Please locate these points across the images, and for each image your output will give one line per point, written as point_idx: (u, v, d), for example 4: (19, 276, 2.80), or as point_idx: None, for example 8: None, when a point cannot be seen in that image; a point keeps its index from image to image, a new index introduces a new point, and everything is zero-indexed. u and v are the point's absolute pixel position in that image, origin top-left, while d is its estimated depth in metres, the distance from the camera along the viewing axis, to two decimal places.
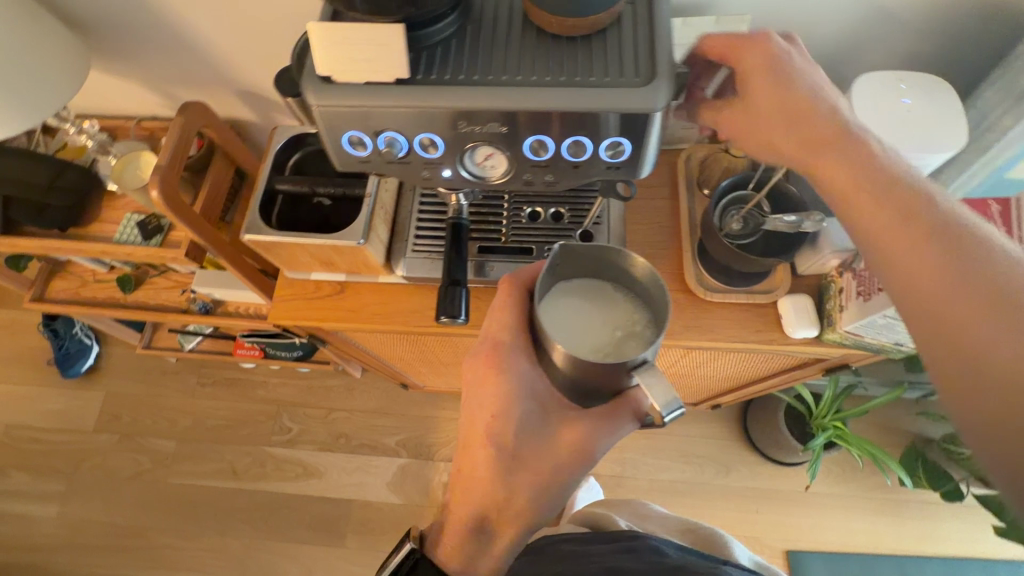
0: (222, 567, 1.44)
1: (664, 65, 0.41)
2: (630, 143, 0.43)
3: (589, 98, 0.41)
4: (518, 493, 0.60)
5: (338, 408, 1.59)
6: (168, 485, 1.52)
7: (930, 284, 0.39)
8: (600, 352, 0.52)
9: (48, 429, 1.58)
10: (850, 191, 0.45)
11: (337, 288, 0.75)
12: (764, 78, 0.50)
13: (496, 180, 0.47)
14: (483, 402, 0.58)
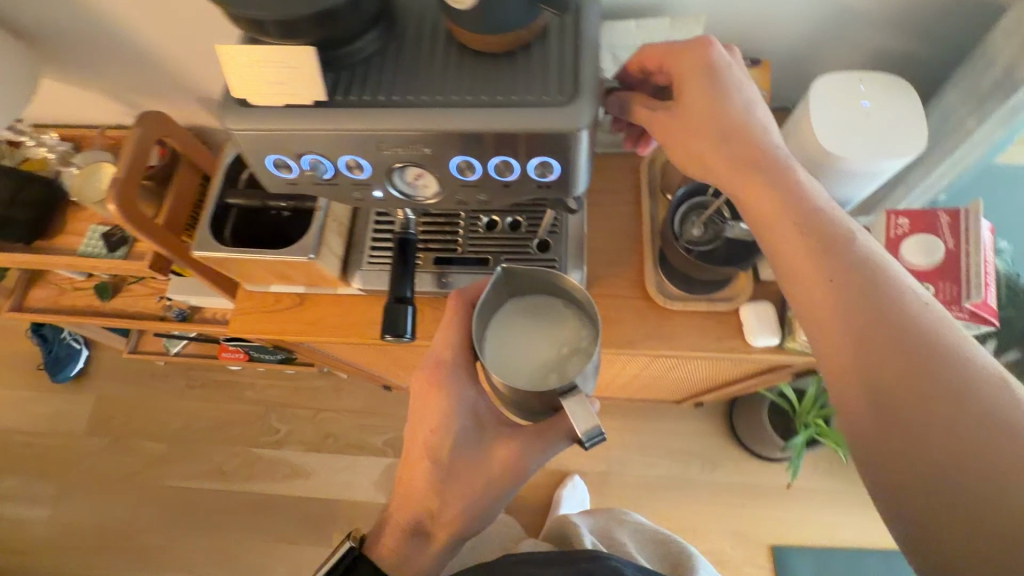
0: (213, 566, 1.46)
1: (588, 83, 0.40)
2: (557, 162, 0.42)
3: (510, 119, 0.39)
4: (450, 504, 0.60)
5: (325, 408, 1.59)
6: (158, 486, 1.53)
7: (838, 321, 0.43)
8: (543, 377, 0.54)
9: (40, 433, 1.60)
10: (773, 222, 0.47)
11: (296, 301, 0.74)
12: (699, 86, 0.50)
13: (428, 200, 0.46)
14: (422, 417, 0.59)
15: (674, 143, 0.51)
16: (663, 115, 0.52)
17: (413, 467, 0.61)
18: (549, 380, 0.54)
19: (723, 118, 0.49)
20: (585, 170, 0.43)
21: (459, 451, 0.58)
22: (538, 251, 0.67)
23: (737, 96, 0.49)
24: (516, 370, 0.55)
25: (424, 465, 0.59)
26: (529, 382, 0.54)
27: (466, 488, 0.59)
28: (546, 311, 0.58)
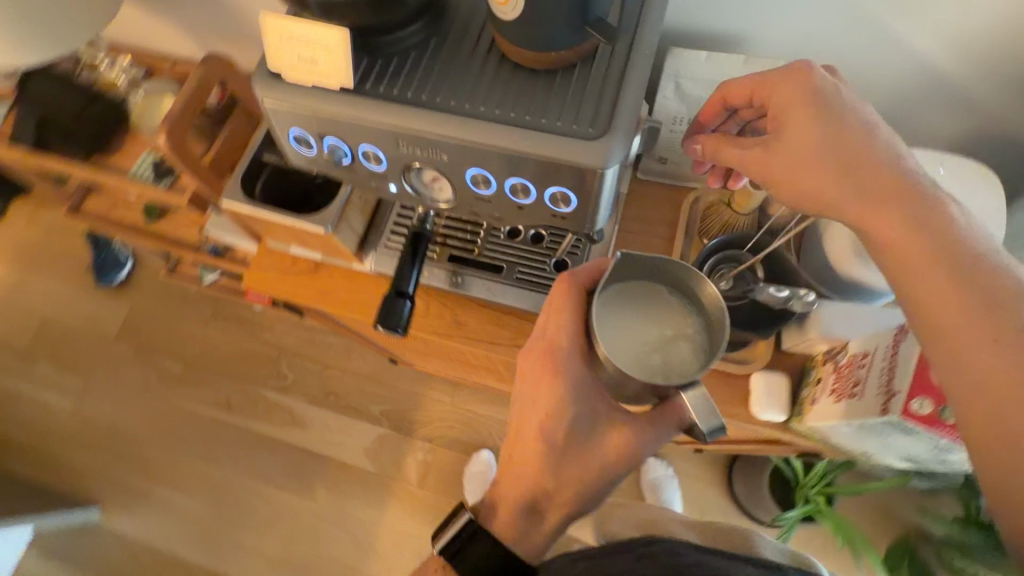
0: (201, 489, 1.53)
1: (623, 122, 0.37)
2: (575, 197, 0.39)
3: (533, 142, 0.37)
4: (565, 486, 0.59)
5: (334, 366, 1.63)
6: (168, 403, 1.62)
7: (1018, 394, 0.35)
8: (657, 369, 0.51)
9: (77, 329, 1.71)
10: (920, 276, 0.40)
11: (312, 267, 0.75)
12: (806, 114, 0.46)
13: (444, 205, 0.45)
14: (536, 403, 0.58)
15: (772, 179, 0.47)
16: (761, 148, 0.48)
17: (524, 451, 0.60)
18: (663, 372, 0.51)
19: (838, 150, 0.44)
20: (602, 211, 0.40)
21: (574, 438, 0.58)
22: (554, 270, 0.65)
23: (856, 124, 0.44)
24: (624, 353, 0.52)
25: (539, 450, 0.58)
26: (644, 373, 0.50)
27: (578, 471, 0.59)
28: (648, 299, 0.55)
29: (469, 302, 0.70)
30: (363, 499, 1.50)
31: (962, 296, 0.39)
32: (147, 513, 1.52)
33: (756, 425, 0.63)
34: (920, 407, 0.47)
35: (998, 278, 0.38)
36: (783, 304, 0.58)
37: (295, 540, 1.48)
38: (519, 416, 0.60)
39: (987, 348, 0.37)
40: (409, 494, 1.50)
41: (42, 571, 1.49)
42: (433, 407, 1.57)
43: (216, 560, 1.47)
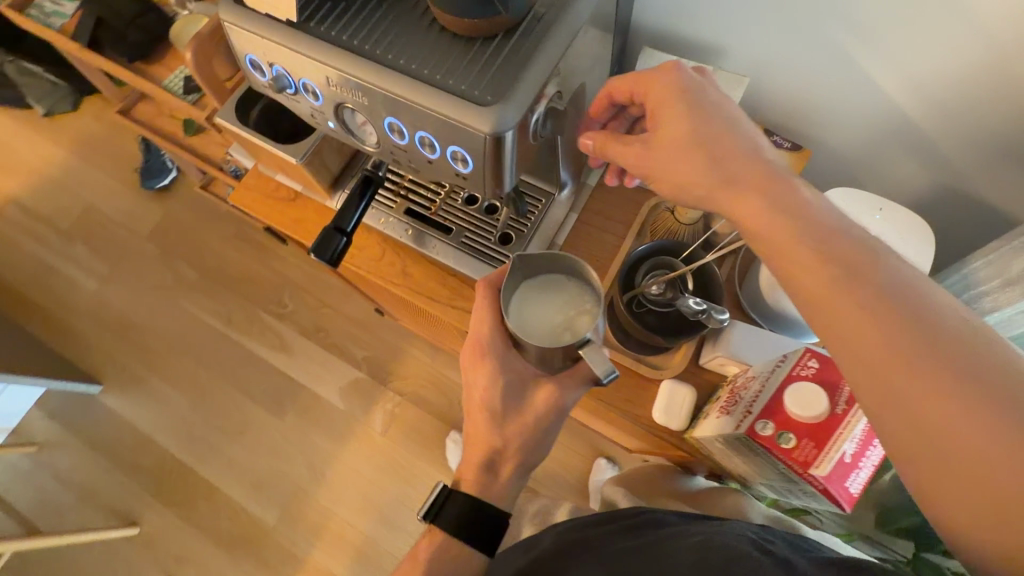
0: (188, 388, 1.66)
1: (517, 96, 0.40)
2: (471, 159, 0.42)
3: (432, 98, 0.40)
4: (515, 446, 0.62)
5: (330, 305, 1.72)
6: (178, 305, 1.75)
7: (899, 374, 0.34)
8: (565, 334, 0.56)
9: (115, 222, 1.86)
10: (802, 268, 0.39)
11: (292, 196, 0.81)
12: (672, 104, 0.47)
13: (370, 147, 0.49)
14: (470, 377, 0.61)
15: (652, 171, 0.49)
16: (640, 144, 0.50)
17: (474, 429, 0.62)
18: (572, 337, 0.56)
19: (698, 138, 0.46)
20: (500, 177, 0.44)
21: (508, 406, 0.60)
22: (499, 242, 0.69)
23: (718, 116, 0.46)
24: (537, 338, 0.57)
25: (481, 421, 0.61)
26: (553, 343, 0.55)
27: (522, 431, 0.61)
28: (545, 283, 0.60)
29: (420, 257, 0.74)
30: (328, 433, 1.59)
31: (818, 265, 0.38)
32: (139, 398, 1.66)
33: (655, 430, 0.65)
34: (764, 428, 0.46)
35: (861, 252, 0.38)
36: (697, 317, 0.59)
37: (259, 454, 1.59)
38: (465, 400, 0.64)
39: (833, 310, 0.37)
40: (370, 439, 1.58)
41: (41, 427, 1.65)
42: (410, 363, 1.64)
43: (187, 455, 1.60)
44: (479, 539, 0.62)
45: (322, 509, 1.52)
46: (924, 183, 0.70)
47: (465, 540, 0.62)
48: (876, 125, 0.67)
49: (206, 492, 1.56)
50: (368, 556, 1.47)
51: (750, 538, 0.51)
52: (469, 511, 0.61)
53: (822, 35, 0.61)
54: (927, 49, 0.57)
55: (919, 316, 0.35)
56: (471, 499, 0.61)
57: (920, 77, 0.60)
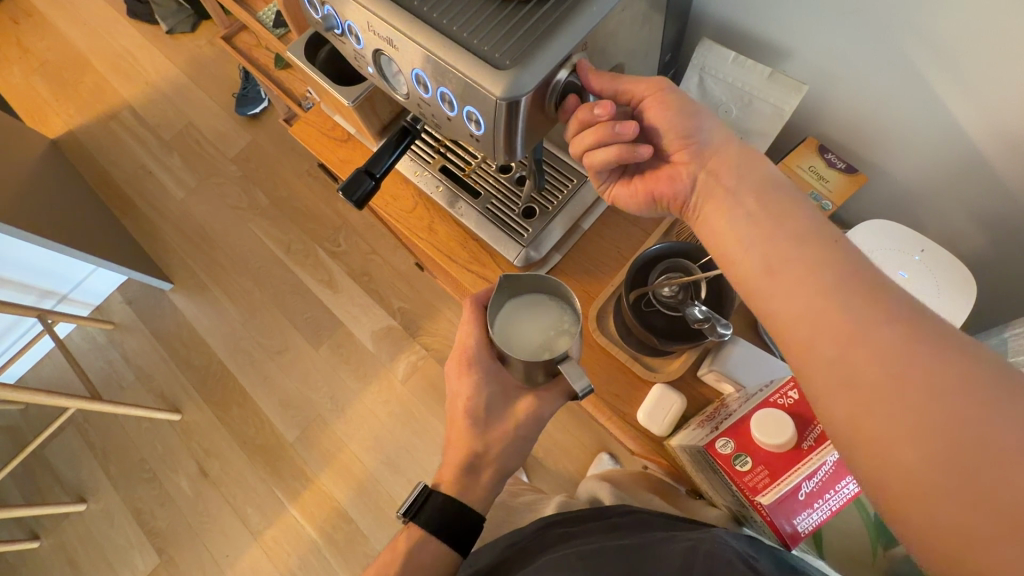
0: (242, 304, 1.81)
1: (533, 66, 0.42)
2: (482, 120, 0.45)
3: (454, 54, 0.43)
4: (494, 446, 0.63)
5: (379, 253, 1.80)
6: (247, 227, 1.90)
7: (844, 325, 0.38)
8: (546, 351, 0.57)
9: (208, 140, 2.03)
10: (773, 238, 0.44)
11: (344, 138, 0.86)
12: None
13: (401, 97, 0.53)
14: (456, 383, 0.63)
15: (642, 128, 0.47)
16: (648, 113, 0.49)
17: (456, 435, 0.64)
18: (552, 355, 0.57)
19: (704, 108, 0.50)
20: (510, 143, 0.46)
21: (492, 415, 0.63)
22: (522, 215, 0.70)
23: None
24: (519, 351, 0.58)
25: (462, 428, 0.63)
26: (533, 359, 0.57)
27: (499, 442, 0.63)
28: (530, 302, 0.61)
29: (446, 216, 0.76)
30: (354, 370, 1.69)
31: (785, 242, 0.43)
32: (201, 302, 1.84)
33: (635, 432, 0.64)
34: (723, 446, 0.48)
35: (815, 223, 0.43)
36: (698, 325, 0.57)
37: (291, 376, 1.72)
38: (450, 409, 0.66)
39: (804, 290, 0.40)
40: (390, 385, 1.66)
41: (118, 309, 1.87)
42: (442, 323, 1.69)
43: (231, 362, 1.76)
44: (454, 538, 0.63)
45: (336, 439, 1.63)
46: (983, 240, 0.63)
47: (443, 535, 0.63)
48: (940, 159, 0.61)
49: (240, 398, 1.72)
50: (368, 491, 1.57)
51: (735, 549, 0.46)
52: (450, 508, 0.63)
53: (898, 52, 0.55)
54: (1005, 82, 0.51)
55: (855, 273, 0.40)
56: (450, 497, 0.63)
57: (1003, 115, 0.53)
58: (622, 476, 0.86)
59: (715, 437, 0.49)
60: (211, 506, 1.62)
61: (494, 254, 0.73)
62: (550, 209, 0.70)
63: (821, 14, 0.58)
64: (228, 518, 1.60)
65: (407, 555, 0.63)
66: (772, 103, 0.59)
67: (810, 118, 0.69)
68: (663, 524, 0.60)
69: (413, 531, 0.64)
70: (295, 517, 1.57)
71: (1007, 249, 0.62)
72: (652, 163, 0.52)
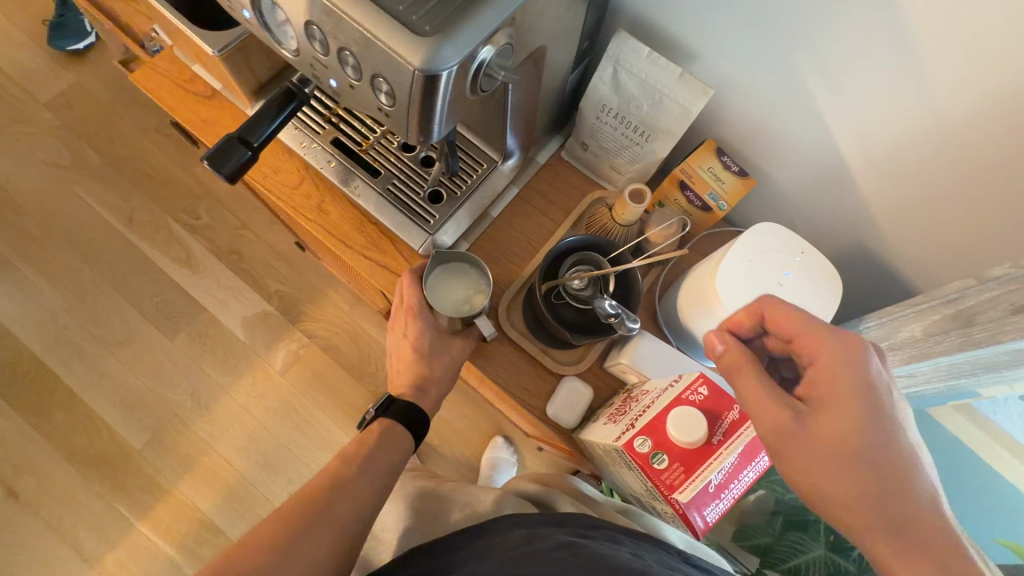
0: (67, 285, 1.51)
1: (459, 38, 0.37)
2: (395, 93, 0.39)
3: (359, 11, 0.37)
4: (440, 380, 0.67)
5: (251, 229, 1.60)
6: (73, 193, 1.58)
7: None
8: (464, 307, 0.62)
9: (13, 81, 1.65)
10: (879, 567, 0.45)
11: (206, 94, 0.71)
12: (850, 405, 0.46)
13: (289, 54, 0.44)
14: (399, 325, 0.66)
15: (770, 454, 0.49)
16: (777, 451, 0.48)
17: (400, 365, 0.68)
18: (471, 310, 0.62)
19: (849, 451, 0.45)
20: (425, 124, 0.41)
21: (432, 352, 0.66)
22: (428, 199, 0.65)
23: (896, 433, 0.46)
24: (444, 306, 0.62)
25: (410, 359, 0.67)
26: (454, 314, 0.61)
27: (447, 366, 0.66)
28: (457, 264, 0.63)
29: (340, 195, 0.68)
30: (219, 361, 1.49)
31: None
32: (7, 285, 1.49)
33: (544, 424, 0.64)
34: (642, 444, 0.50)
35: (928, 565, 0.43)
36: (608, 320, 0.57)
37: (137, 371, 1.46)
38: (395, 348, 0.69)
39: None
40: (266, 377, 1.49)
41: None
42: (326, 307, 1.56)
43: (52, 356, 1.45)
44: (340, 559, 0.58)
45: (198, 440, 1.43)
46: (841, 244, 0.73)
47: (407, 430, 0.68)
48: (819, 171, 0.68)
49: (67, 399, 1.42)
50: (238, 495, 1.40)
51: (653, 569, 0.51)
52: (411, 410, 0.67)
53: (793, 71, 0.60)
54: (871, 105, 0.58)
55: None
56: (407, 404, 0.67)
57: (871, 139, 0.61)
58: (557, 479, 0.84)
59: (633, 436, 0.51)
60: (27, 532, 1.33)
61: (398, 241, 0.67)
62: (459, 195, 0.65)
63: (731, 23, 0.60)
64: (50, 542, 1.33)
65: (369, 451, 0.64)
66: (680, 103, 0.58)
67: (706, 117, 0.73)
68: (586, 526, 0.61)
69: (379, 421, 0.66)
70: (143, 534, 1.35)
71: (864, 247, 0.71)
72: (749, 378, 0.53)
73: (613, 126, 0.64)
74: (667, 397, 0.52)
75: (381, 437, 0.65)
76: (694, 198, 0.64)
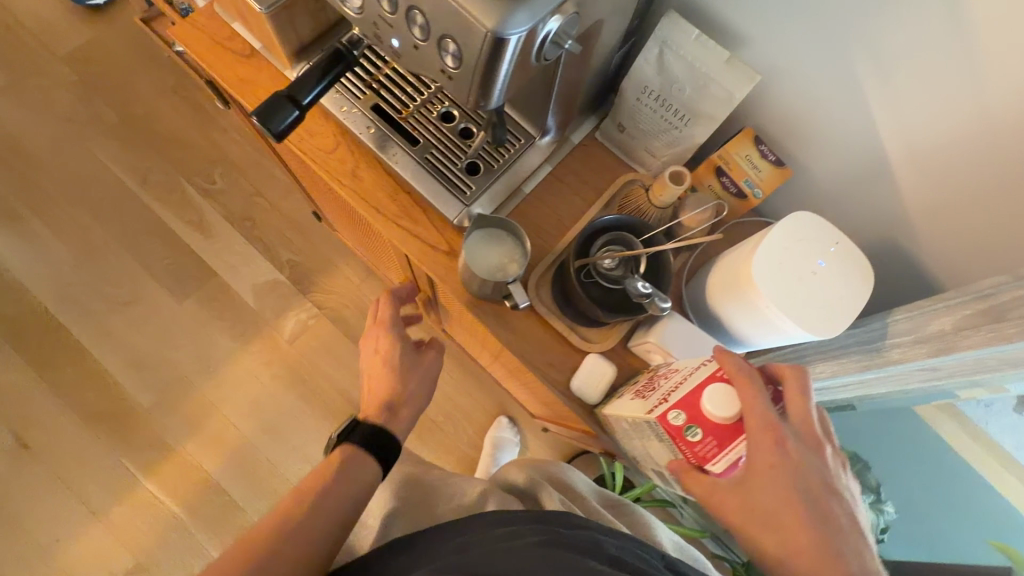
0: (79, 241, 1.51)
1: (532, 2, 0.37)
2: (462, 54, 0.40)
3: None
4: (406, 387, 0.79)
5: (265, 197, 1.60)
6: (87, 149, 1.57)
7: None
8: (497, 271, 0.61)
9: (32, 33, 1.63)
10: None
11: (246, 53, 0.71)
12: (770, 480, 0.47)
13: (352, 12, 0.45)
14: (374, 341, 0.82)
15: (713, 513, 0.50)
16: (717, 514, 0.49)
17: (373, 387, 0.79)
18: (504, 276, 0.61)
19: (779, 513, 0.47)
20: (488, 88, 0.41)
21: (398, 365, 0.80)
22: (465, 171, 0.65)
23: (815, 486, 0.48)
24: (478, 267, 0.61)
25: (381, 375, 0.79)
26: (487, 276, 0.60)
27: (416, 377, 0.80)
28: (493, 232, 0.63)
29: (375, 163, 0.68)
30: (228, 327, 1.50)
31: None
32: (21, 240, 1.49)
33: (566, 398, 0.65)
34: (676, 417, 0.52)
35: None
36: (639, 300, 0.58)
37: (146, 331, 1.47)
38: (368, 371, 0.81)
39: None
40: (275, 345, 1.50)
41: None
42: (337, 279, 1.56)
43: (61, 310, 1.45)
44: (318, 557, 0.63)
45: (204, 402, 1.44)
46: (870, 238, 0.74)
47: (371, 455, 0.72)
48: (858, 163, 0.68)
49: (76, 355, 1.43)
50: (243, 460, 1.41)
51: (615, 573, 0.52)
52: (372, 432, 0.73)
53: (844, 59, 0.61)
54: (918, 98, 0.59)
55: None
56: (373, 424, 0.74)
57: (915, 134, 0.61)
58: (554, 467, 0.84)
59: (668, 409, 0.53)
60: (33, 484, 1.34)
61: (432, 212, 0.67)
62: (495, 168, 0.65)
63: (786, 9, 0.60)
64: (56, 494, 1.34)
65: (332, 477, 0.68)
66: (725, 88, 0.59)
67: (744, 106, 0.73)
68: (568, 523, 0.61)
69: (343, 447, 0.71)
70: (148, 491, 1.37)
71: (894, 243, 0.72)
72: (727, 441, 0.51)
73: (653, 108, 0.64)
74: (703, 375, 0.53)
75: (344, 461, 0.70)
76: (729, 183, 0.64)
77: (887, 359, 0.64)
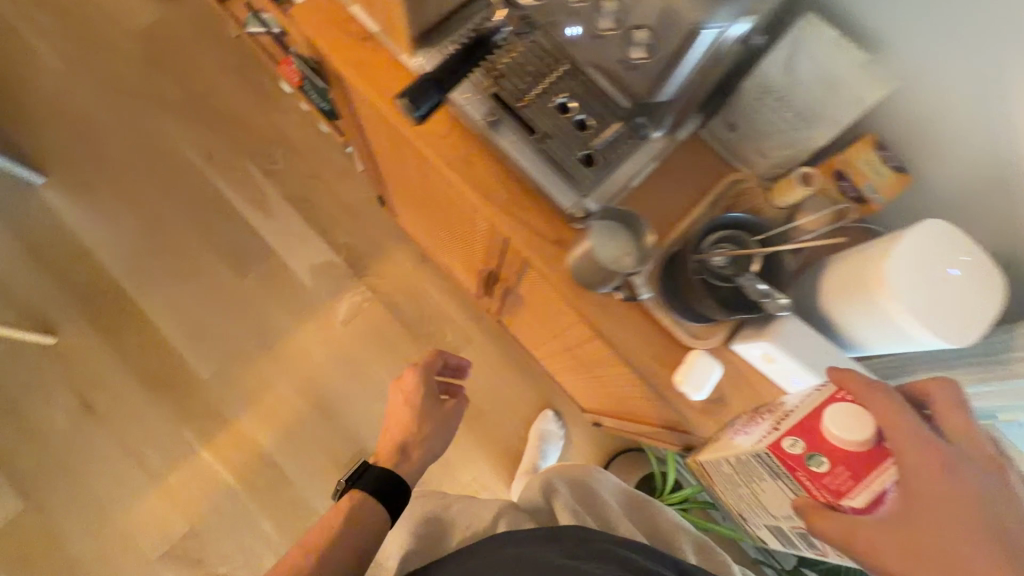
0: (144, 213, 1.54)
1: None
2: None
3: None
4: (420, 433, 0.91)
5: (324, 179, 1.62)
6: (154, 123, 1.60)
7: None
8: (614, 263, 0.61)
9: (104, 6, 1.66)
10: None
11: (360, 35, 0.73)
12: (935, 513, 0.49)
13: None
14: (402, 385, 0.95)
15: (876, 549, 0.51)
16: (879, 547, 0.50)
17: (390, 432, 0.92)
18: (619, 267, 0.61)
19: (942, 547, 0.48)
20: None
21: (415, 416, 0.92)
22: (580, 161, 0.65)
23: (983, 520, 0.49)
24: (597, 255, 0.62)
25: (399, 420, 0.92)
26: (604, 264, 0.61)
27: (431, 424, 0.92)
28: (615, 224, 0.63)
29: (487, 149, 0.70)
30: (284, 305, 1.53)
31: None
32: (88, 208, 1.53)
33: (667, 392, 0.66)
34: (794, 445, 0.56)
35: None
36: (759, 299, 0.59)
37: (206, 304, 1.50)
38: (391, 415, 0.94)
39: None
40: (328, 326, 1.53)
41: None
42: (391, 264, 1.58)
43: (126, 280, 1.50)
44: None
45: (259, 377, 1.47)
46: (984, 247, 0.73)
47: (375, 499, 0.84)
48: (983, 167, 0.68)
49: (140, 324, 1.47)
50: (294, 436, 1.45)
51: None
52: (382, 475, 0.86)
53: (993, 57, 0.61)
54: None
55: None
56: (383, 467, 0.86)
57: None
58: (578, 471, 0.94)
59: (781, 437, 0.57)
60: (95, 446, 1.39)
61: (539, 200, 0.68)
62: (611, 160, 0.66)
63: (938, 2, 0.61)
64: (116, 457, 1.39)
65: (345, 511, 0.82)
66: (854, 92, 0.60)
67: None
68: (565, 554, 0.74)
69: (352, 488, 0.84)
70: (204, 460, 1.41)
71: (1009, 256, 0.71)
72: (858, 473, 0.53)
73: (774, 109, 0.64)
74: (816, 398, 0.58)
75: (352, 501, 0.83)
76: (849, 188, 0.64)
77: (1013, 371, 0.65)
